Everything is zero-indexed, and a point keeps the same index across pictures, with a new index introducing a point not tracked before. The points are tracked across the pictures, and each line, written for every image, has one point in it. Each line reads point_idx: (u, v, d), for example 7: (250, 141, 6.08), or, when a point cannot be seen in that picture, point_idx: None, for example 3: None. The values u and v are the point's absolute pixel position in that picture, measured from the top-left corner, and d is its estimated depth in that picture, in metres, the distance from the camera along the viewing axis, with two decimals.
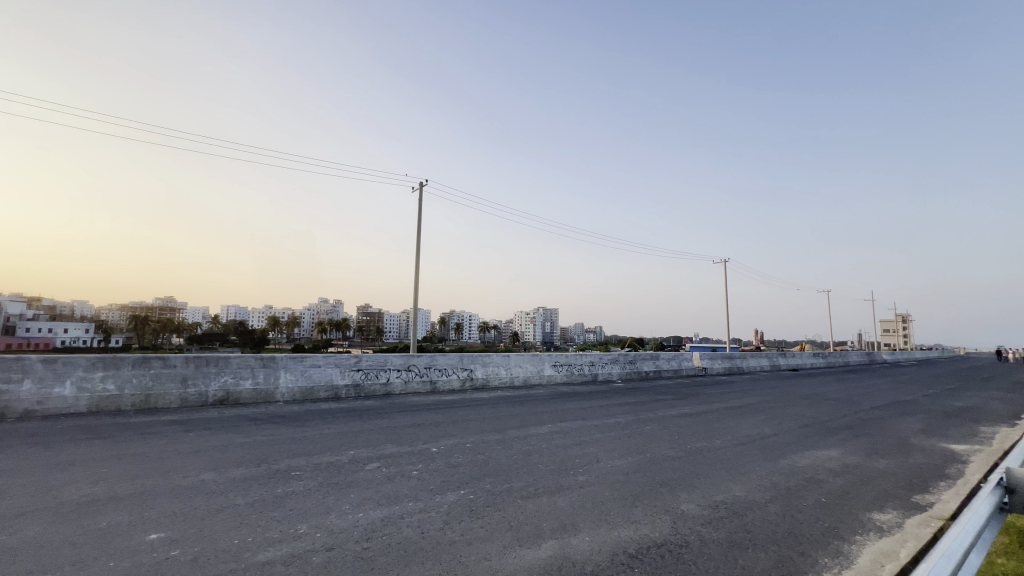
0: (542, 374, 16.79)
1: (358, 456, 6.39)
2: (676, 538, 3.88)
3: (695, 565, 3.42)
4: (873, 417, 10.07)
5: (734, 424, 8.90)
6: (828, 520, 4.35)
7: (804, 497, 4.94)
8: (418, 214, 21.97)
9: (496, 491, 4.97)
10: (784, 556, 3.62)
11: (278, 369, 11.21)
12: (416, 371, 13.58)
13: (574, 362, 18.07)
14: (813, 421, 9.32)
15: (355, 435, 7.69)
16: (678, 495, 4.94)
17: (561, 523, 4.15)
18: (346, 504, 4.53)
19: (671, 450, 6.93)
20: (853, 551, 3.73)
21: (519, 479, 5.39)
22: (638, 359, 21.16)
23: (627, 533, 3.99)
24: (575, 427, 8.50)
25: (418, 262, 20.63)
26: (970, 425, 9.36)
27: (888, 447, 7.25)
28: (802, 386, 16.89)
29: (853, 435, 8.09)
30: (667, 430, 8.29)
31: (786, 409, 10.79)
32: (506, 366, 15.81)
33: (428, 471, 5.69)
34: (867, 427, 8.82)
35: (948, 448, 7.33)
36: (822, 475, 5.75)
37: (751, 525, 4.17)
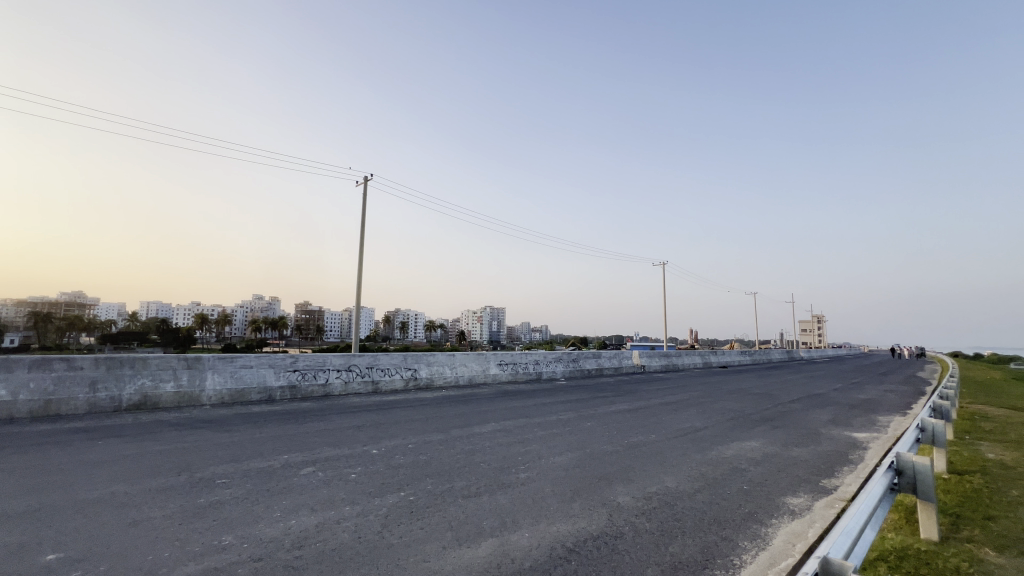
0: (487, 373, 16.83)
1: (291, 460, 6.09)
2: (611, 530, 4.02)
3: (628, 555, 3.57)
4: (790, 409, 10.98)
5: (668, 419, 9.35)
6: (749, 506, 4.69)
7: (728, 486, 5.29)
8: (362, 210, 21.33)
9: (437, 492, 4.92)
10: (709, 542, 3.85)
11: (204, 369, 10.45)
12: (357, 372, 13.17)
13: (519, 361, 18.24)
14: (738, 415, 10.01)
15: (290, 439, 7.33)
16: (615, 488, 5.13)
17: (501, 520, 4.18)
18: (276, 512, 4.30)
19: (610, 445, 7.18)
20: (769, 533, 4.04)
21: (460, 479, 5.37)
22: (580, 358, 21.74)
23: (565, 527, 4.09)
24: (518, 425, 8.58)
25: (361, 259, 20.01)
26: (870, 415, 10.43)
27: (802, 437, 7.93)
28: (731, 382, 18.09)
29: (772, 427, 8.78)
30: (607, 426, 8.58)
31: (716, 404, 11.50)
32: (451, 365, 15.69)
33: (367, 474, 5.53)
34: (785, 419, 9.60)
35: (851, 436, 8.13)
36: (745, 464, 6.19)
37: (680, 514, 4.41)
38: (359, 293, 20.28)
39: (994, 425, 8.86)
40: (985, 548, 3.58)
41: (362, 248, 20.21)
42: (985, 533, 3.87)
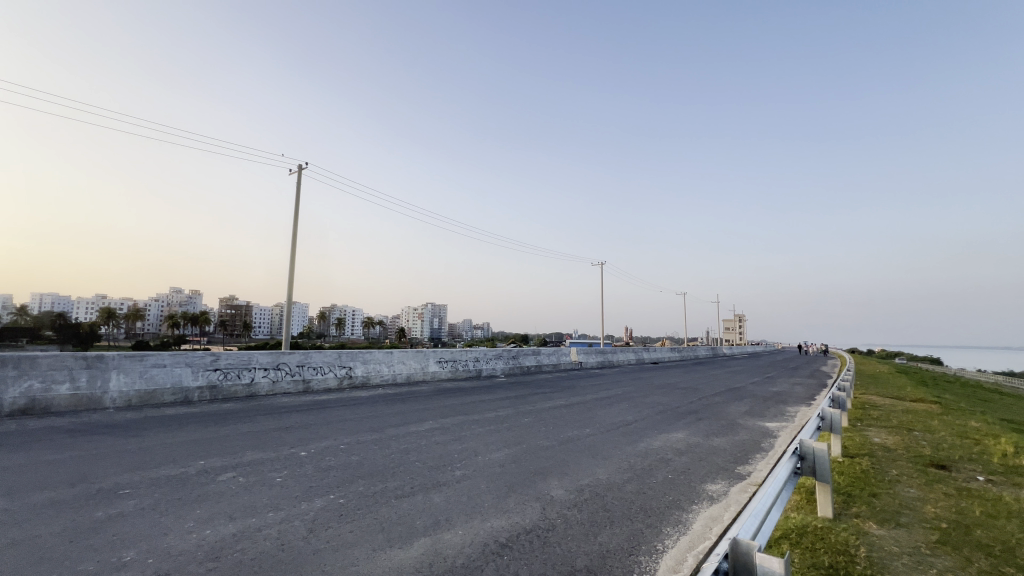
0: (426, 371, 16.56)
1: (208, 466, 5.65)
2: (544, 523, 4.10)
3: (559, 546, 3.66)
4: (712, 402, 11.75)
5: (602, 413, 9.68)
6: (672, 493, 4.97)
7: (655, 476, 5.57)
8: (296, 199, 20.24)
9: (369, 493, 4.77)
10: (635, 530, 4.03)
11: (107, 369, 9.43)
12: (286, 371, 12.47)
13: (458, 359, 18.12)
14: (667, 408, 10.57)
15: (207, 443, 6.80)
16: (548, 482, 5.24)
17: (434, 519, 4.14)
18: (189, 522, 3.98)
19: (545, 440, 7.32)
20: (690, 518, 4.30)
21: (394, 479, 5.24)
22: (520, 355, 21.99)
23: (499, 522, 4.11)
24: (456, 423, 8.51)
25: (293, 251, 18.97)
26: (780, 406, 11.43)
27: (722, 428, 8.53)
28: (661, 377, 19.07)
29: (697, 418, 9.36)
30: (543, 422, 8.73)
31: (646, 398, 12.07)
32: (388, 363, 15.28)
33: (294, 478, 5.25)
34: (707, 411, 10.27)
35: (764, 425, 8.86)
36: (671, 455, 6.54)
37: (610, 504, 4.58)
38: (291, 288, 19.18)
39: (881, 413, 10.01)
40: (869, 522, 4.04)
41: (294, 240, 19.11)
42: (869, 508, 4.36)
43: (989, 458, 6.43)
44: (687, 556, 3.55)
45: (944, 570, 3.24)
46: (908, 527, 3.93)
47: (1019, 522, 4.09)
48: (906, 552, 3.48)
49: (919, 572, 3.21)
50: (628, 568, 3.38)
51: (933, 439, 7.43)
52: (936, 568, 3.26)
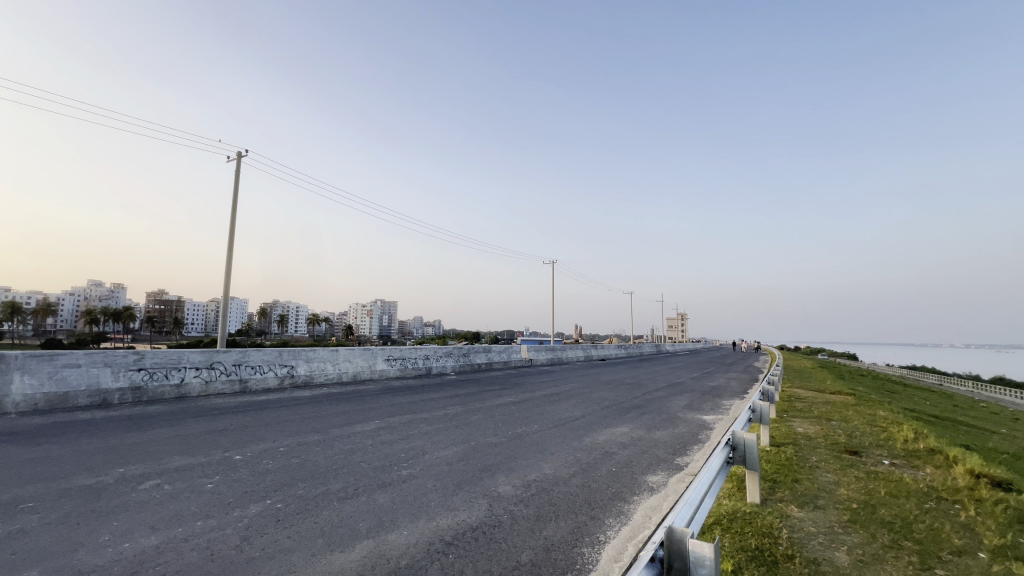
0: (373, 369, 16.14)
1: (129, 474, 5.21)
2: (490, 520, 4.11)
3: (504, 542, 3.68)
4: (654, 397, 12.25)
5: (550, 409, 9.85)
6: (615, 486, 5.14)
7: (599, 469, 5.73)
8: (233, 189, 19.06)
9: (310, 497, 4.59)
10: (579, 522, 4.14)
11: (9, 371, 8.48)
12: (221, 370, 11.73)
13: (407, 357, 17.81)
14: (612, 403, 10.90)
15: (129, 449, 6.28)
16: (496, 478, 5.26)
17: (379, 520, 4.05)
18: (104, 536, 3.66)
19: (494, 437, 7.34)
20: (631, 509, 4.47)
21: (337, 481, 5.07)
22: (471, 352, 21.94)
23: (445, 521, 4.08)
24: (403, 422, 8.36)
25: (229, 243, 17.87)
26: (717, 400, 12.08)
27: (663, 421, 8.92)
28: (608, 374, 19.65)
29: (640, 413, 9.73)
30: (492, 419, 8.76)
31: (593, 394, 12.39)
32: (333, 362, 14.75)
33: (227, 483, 4.96)
34: (650, 406, 10.69)
35: (701, 418, 9.35)
36: (615, 448, 6.75)
37: (556, 498, 4.67)
38: (227, 282, 18.06)
39: (804, 405, 10.85)
40: (791, 506, 4.35)
41: (231, 231, 18.00)
42: (792, 493, 4.71)
43: (893, 443, 7.14)
44: (628, 546, 3.68)
45: (854, 547, 3.55)
46: (824, 508, 4.29)
47: (915, 500, 4.57)
48: (822, 532, 3.79)
49: (832, 549, 3.50)
50: (571, 559, 3.46)
51: (847, 428, 8.14)
52: (847, 545, 3.57)
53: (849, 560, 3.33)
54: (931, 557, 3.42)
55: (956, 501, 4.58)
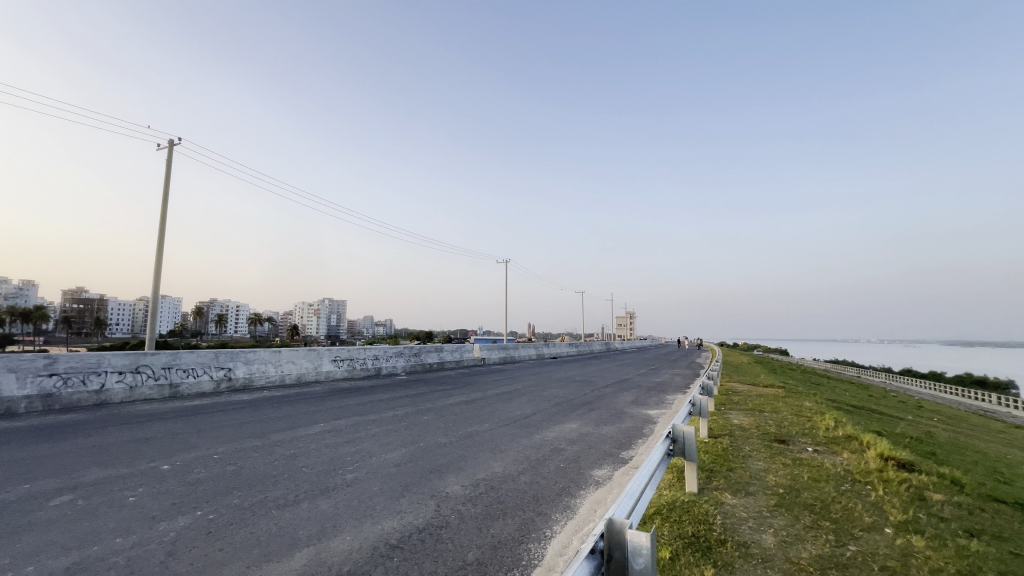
0: (319, 370, 15.55)
1: (36, 490, 4.73)
2: (437, 521, 4.08)
3: (451, 542, 3.66)
4: (603, 393, 12.59)
5: (502, 408, 9.89)
6: (563, 481, 5.24)
7: (547, 466, 5.81)
8: (164, 179, 17.71)
9: (246, 506, 4.36)
10: (526, 518, 4.19)
11: None
12: (148, 374, 10.87)
13: (355, 357, 17.31)
14: (562, 400, 11.08)
15: (36, 463, 5.69)
16: (444, 479, 5.22)
17: (320, 527, 3.90)
18: (4, 560, 3.30)
19: (444, 437, 7.28)
20: (577, 504, 4.57)
21: (277, 488, 4.85)
22: (422, 352, 21.62)
23: (390, 524, 4.00)
24: (349, 424, 8.10)
25: (159, 237, 16.59)
26: (660, 395, 12.59)
27: (610, 417, 9.19)
28: (560, 372, 20.03)
29: (588, 409, 9.98)
30: (443, 418, 8.70)
31: (544, 392, 12.56)
32: (275, 363, 14.07)
33: (153, 495, 4.61)
34: (598, 402, 10.96)
35: (646, 413, 9.71)
36: (563, 445, 6.89)
37: (504, 496, 4.70)
38: (156, 279, 16.75)
39: (740, 398, 11.50)
40: (726, 493, 4.61)
41: (161, 225, 16.72)
42: (726, 481, 4.99)
43: (816, 431, 7.74)
44: (574, 539, 3.77)
45: (780, 529, 3.81)
46: (754, 494, 4.58)
47: (833, 483, 4.97)
48: (751, 516, 4.04)
49: (760, 532, 3.74)
50: (517, 556, 3.49)
51: (777, 418, 8.74)
52: (773, 527, 3.83)
53: (774, 541, 3.57)
54: (844, 534, 3.75)
55: (868, 483, 5.03)
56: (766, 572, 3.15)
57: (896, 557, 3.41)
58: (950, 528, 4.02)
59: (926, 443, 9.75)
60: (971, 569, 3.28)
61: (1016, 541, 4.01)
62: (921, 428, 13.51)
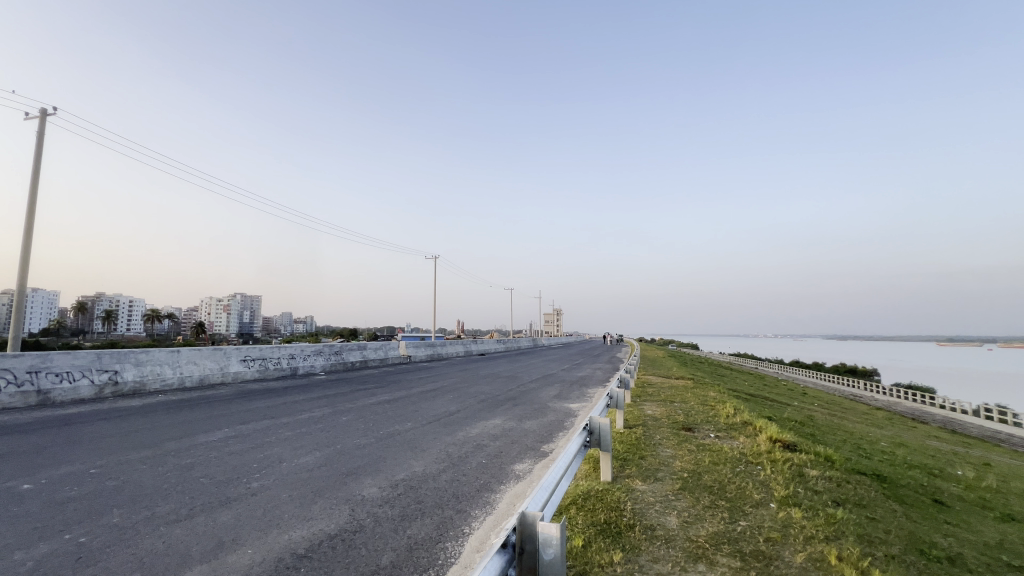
0: (226, 371, 14.32)
1: None
2: (351, 526, 3.90)
3: (364, 547, 3.52)
4: (528, 388, 12.84)
5: (425, 406, 9.73)
6: (483, 477, 5.26)
7: (469, 462, 5.80)
8: (35, 153, 15.32)
9: (129, 524, 3.89)
10: (445, 517, 4.14)
11: None
12: (8, 380, 9.35)
13: (268, 357, 16.13)
14: (488, 397, 11.14)
15: None
16: (361, 481, 5.01)
17: (217, 542, 3.57)
18: None
19: (362, 438, 7.01)
20: (496, 499, 4.60)
21: (168, 502, 4.38)
22: (344, 350, 20.68)
23: (298, 533, 3.77)
24: (258, 429, 7.52)
25: (27, 219, 14.31)
26: (582, 389, 13.09)
27: (533, 412, 9.37)
28: (487, 368, 20.10)
29: (513, 404, 10.12)
30: (363, 419, 8.38)
31: (470, 388, 12.54)
32: (172, 364, 12.72)
33: (8, 520, 3.97)
34: (523, 397, 11.15)
35: (568, 407, 10.04)
36: (486, 441, 6.91)
37: (423, 495, 4.62)
38: (23, 268, 14.42)
39: (654, 390, 12.26)
40: (636, 480, 4.88)
41: (30, 205, 14.46)
42: (638, 469, 5.28)
43: (717, 418, 8.45)
44: (491, 534, 3.79)
45: (682, 510, 4.11)
46: (662, 480, 4.90)
47: (730, 465, 5.46)
48: (658, 500, 4.31)
49: (665, 514, 4.00)
50: (434, 556, 3.43)
51: (685, 407, 9.43)
52: (676, 509, 4.11)
53: (677, 522, 3.84)
54: (737, 511, 4.12)
55: (759, 463, 5.58)
56: (669, 551, 3.37)
57: (778, 528, 3.80)
58: (822, 499, 4.57)
59: (807, 425, 11.03)
60: (836, 534, 3.75)
61: (871, 507, 4.65)
62: (803, 412, 15.27)
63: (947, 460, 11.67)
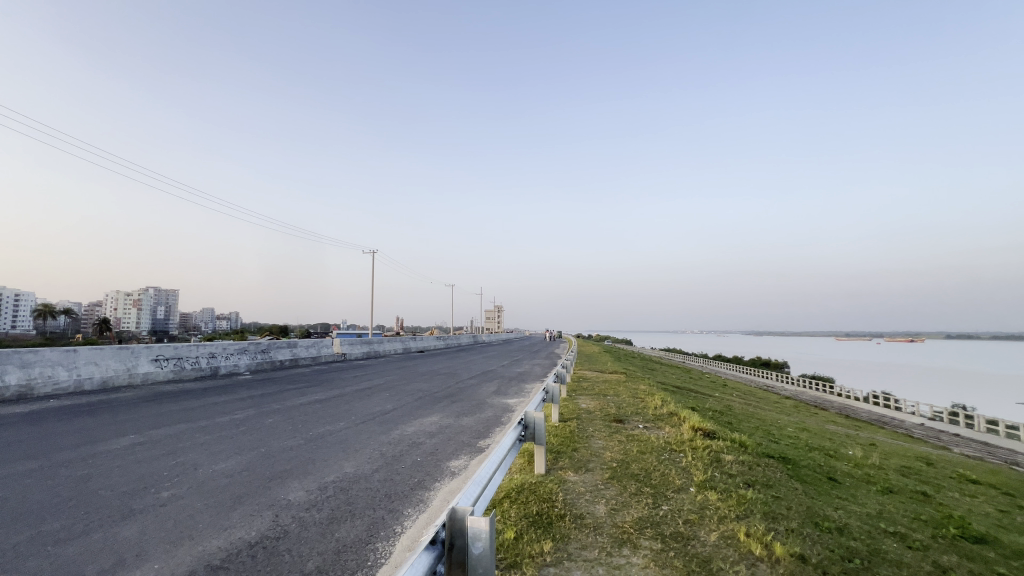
0: (134, 372, 13.02)
1: None
2: (274, 532, 3.70)
3: (288, 554, 3.36)
4: (467, 385, 12.81)
5: (359, 405, 9.42)
6: (418, 475, 5.19)
7: (403, 461, 5.71)
8: None
9: (9, 545, 3.44)
10: (377, 517, 4.05)
11: None
12: None
13: (184, 356, 14.84)
14: (425, 394, 10.99)
15: None
16: (287, 486, 4.77)
17: (117, 559, 3.25)
18: None
19: (290, 439, 6.67)
20: (430, 496, 4.57)
21: (60, 517, 3.93)
22: (271, 348, 19.49)
23: (214, 543, 3.53)
24: (171, 434, 6.92)
25: None
26: (520, 385, 13.27)
27: (471, 408, 9.37)
28: (425, 365, 19.80)
29: (450, 401, 10.05)
30: (291, 420, 7.97)
31: (408, 386, 12.30)
32: (68, 366, 11.37)
33: None
34: (461, 394, 11.12)
35: (506, 402, 10.14)
36: (422, 438, 6.83)
37: (354, 497, 4.48)
38: None
39: (589, 384, 12.68)
40: (568, 471, 5.04)
41: None
42: (571, 460, 5.45)
43: (646, 410, 8.91)
44: (423, 532, 3.76)
45: (610, 498, 4.30)
46: (592, 470, 5.10)
47: (655, 453, 5.78)
48: (588, 490, 4.48)
49: (594, 503, 4.16)
50: (363, 558, 3.35)
51: (617, 400, 9.84)
52: (605, 497, 4.30)
53: (605, 510, 4.00)
54: (660, 496, 4.38)
55: (681, 451, 5.96)
56: (596, 537, 3.51)
57: (696, 510, 4.09)
58: (735, 481, 4.96)
59: (725, 414, 11.91)
60: (745, 513, 4.09)
61: (776, 487, 5.12)
62: (723, 403, 16.43)
63: (841, 441, 13.11)
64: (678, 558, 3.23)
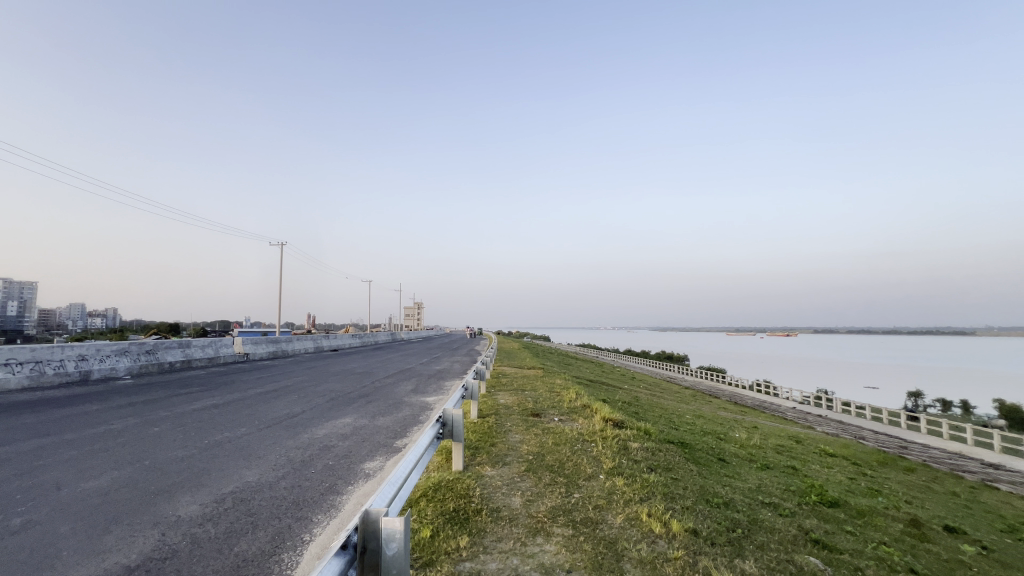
0: None
1: None
2: (159, 553, 3.34)
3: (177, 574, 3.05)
4: (383, 384, 12.40)
5: (264, 409, 8.73)
6: (329, 480, 4.95)
7: (313, 466, 5.41)
8: None
9: None
10: (283, 527, 3.81)
11: None
12: None
13: (44, 359, 12.78)
14: (338, 394, 10.46)
15: None
16: (176, 500, 4.31)
17: None
18: None
19: (180, 449, 6.03)
20: (342, 500, 4.38)
21: None
22: (158, 349, 17.38)
23: (85, 571, 3.10)
24: (25, 451, 5.92)
25: None
26: (439, 383, 13.12)
27: (387, 407, 9.09)
28: (339, 364, 18.79)
29: (366, 401, 9.66)
30: (182, 428, 7.19)
31: (319, 387, 11.64)
32: None
33: None
34: (377, 394, 10.74)
35: (424, 401, 9.97)
36: (333, 441, 6.50)
37: (256, 507, 4.16)
38: None
39: (508, 380, 12.86)
40: (486, 466, 5.10)
41: None
42: (488, 456, 5.53)
43: (562, 403, 9.27)
44: (333, 539, 3.61)
45: (525, 490, 4.43)
46: (509, 463, 5.22)
47: (569, 445, 6.05)
48: (505, 483, 4.58)
49: (510, 496, 4.27)
50: (266, 571, 3.14)
51: (534, 395, 10.11)
52: (520, 490, 4.42)
53: (520, 502, 4.12)
54: (573, 485, 4.61)
55: (593, 440, 6.30)
56: (511, 529, 3.60)
57: (605, 496, 4.35)
58: (640, 467, 5.36)
59: (632, 405, 12.73)
60: (648, 495, 4.43)
61: (676, 469, 5.60)
62: (632, 394, 17.52)
63: (729, 425, 14.67)
64: (587, 542, 3.42)
